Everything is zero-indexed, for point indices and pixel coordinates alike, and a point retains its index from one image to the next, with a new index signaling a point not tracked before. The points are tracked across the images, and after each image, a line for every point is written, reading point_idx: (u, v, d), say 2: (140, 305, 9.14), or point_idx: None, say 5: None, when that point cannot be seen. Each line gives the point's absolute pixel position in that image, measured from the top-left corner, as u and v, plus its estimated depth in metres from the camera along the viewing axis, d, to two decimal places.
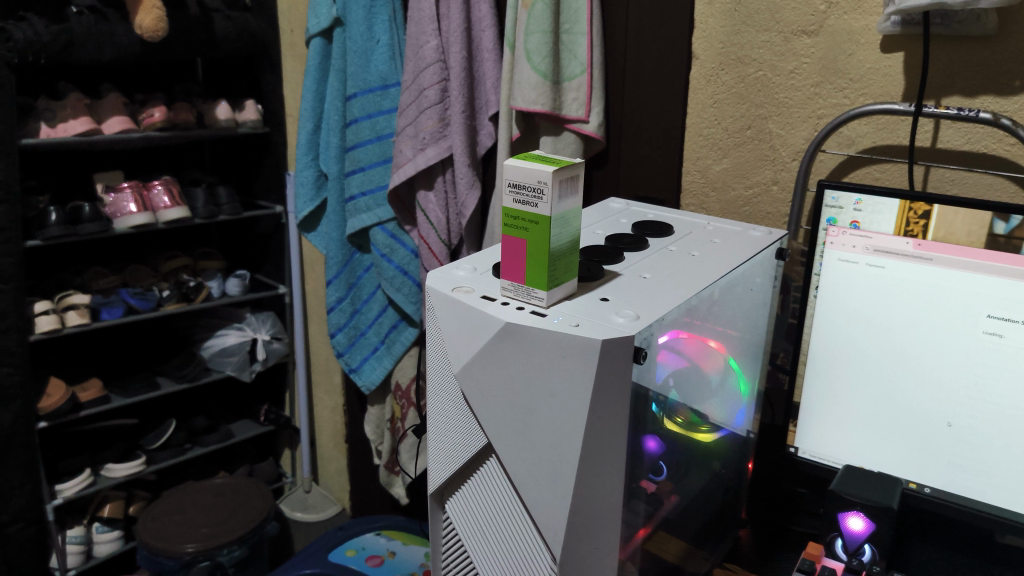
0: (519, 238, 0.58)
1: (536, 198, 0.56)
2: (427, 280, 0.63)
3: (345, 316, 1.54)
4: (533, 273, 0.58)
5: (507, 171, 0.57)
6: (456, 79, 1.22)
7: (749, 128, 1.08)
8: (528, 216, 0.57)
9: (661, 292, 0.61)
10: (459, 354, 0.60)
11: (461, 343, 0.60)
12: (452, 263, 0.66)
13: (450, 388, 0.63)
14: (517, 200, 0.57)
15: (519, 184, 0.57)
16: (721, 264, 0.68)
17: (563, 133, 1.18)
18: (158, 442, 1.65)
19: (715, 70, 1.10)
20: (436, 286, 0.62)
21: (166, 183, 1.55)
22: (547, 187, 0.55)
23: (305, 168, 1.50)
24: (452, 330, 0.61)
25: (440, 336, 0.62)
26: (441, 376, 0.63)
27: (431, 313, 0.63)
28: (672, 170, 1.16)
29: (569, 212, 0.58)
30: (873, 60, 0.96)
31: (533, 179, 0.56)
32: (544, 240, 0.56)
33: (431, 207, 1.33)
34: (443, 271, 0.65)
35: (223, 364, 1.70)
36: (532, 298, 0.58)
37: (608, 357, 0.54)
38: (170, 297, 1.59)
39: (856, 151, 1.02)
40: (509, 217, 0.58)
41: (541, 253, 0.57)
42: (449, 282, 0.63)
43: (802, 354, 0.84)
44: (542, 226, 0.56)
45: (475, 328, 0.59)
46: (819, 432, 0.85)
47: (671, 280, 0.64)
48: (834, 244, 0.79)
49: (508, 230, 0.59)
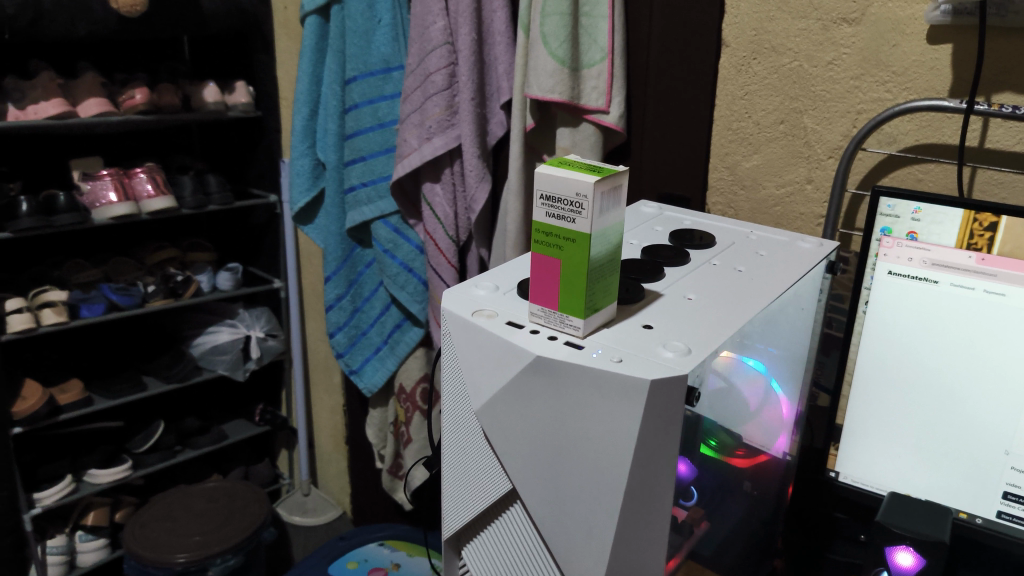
0: (552, 256, 0.51)
1: (574, 212, 0.48)
2: (442, 301, 0.56)
3: (344, 315, 1.46)
4: (569, 298, 0.50)
5: (540, 181, 0.49)
6: (466, 64, 1.13)
7: (782, 123, 1.01)
8: (564, 232, 0.49)
9: (710, 318, 0.54)
10: (480, 388, 0.53)
11: (483, 376, 0.53)
12: (471, 281, 0.59)
13: (469, 424, 0.56)
14: (550, 213, 0.49)
15: (554, 197, 0.49)
16: (773, 284, 0.60)
17: (582, 124, 1.11)
18: (145, 445, 1.59)
19: (746, 59, 1.01)
20: (455, 309, 0.55)
21: (150, 171, 1.47)
22: (588, 201, 0.47)
23: (301, 156, 1.41)
24: (472, 361, 0.53)
25: (459, 366, 0.55)
26: (458, 411, 0.56)
27: (448, 340, 0.56)
28: (698, 166, 1.09)
29: (610, 228, 0.50)
30: (919, 52, 0.88)
31: (571, 191, 0.48)
32: (582, 261, 0.49)
33: (438, 200, 1.25)
34: (462, 291, 0.58)
35: (214, 363, 1.63)
36: (567, 325, 0.51)
37: (655, 399, 0.47)
38: (156, 293, 1.52)
39: (898, 149, 0.92)
40: (539, 233, 0.51)
41: (579, 275, 0.49)
42: (469, 304, 0.56)
43: (847, 373, 0.75)
44: (581, 245, 0.49)
45: (499, 361, 0.52)
46: (864, 457, 0.76)
47: (720, 304, 0.56)
48: (888, 256, 0.70)
49: (539, 246, 0.51)
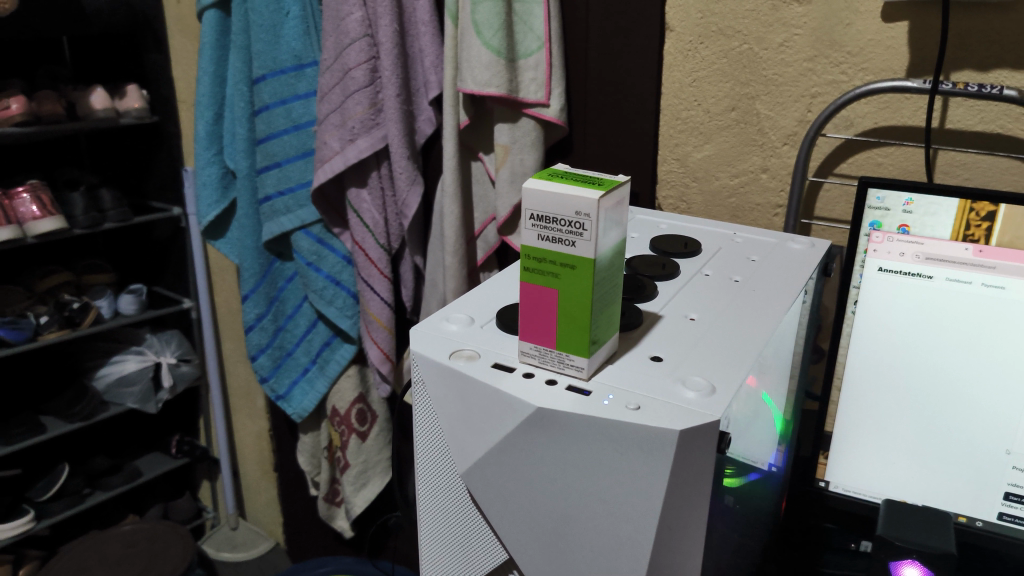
0: (546, 285, 0.43)
1: (574, 235, 0.40)
2: (410, 342, 0.48)
3: (266, 335, 1.33)
4: (570, 333, 0.43)
5: (529, 199, 0.41)
6: (388, 58, 1.03)
7: (733, 110, 0.95)
8: (562, 258, 0.42)
9: (724, 344, 0.47)
10: (466, 445, 0.45)
11: (469, 431, 0.45)
12: (441, 313, 0.51)
13: (453, 484, 0.47)
14: (543, 235, 0.42)
15: (547, 217, 0.41)
16: (780, 298, 0.53)
17: (521, 119, 1.00)
18: (48, 493, 1.42)
19: (692, 43, 0.95)
20: (427, 352, 0.46)
21: (34, 189, 1.30)
22: (591, 221, 0.40)
23: (208, 165, 1.27)
24: (454, 414, 0.45)
25: (437, 418, 0.46)
26: (439, 470, 0.48)
27: (421, 388, 0.47)
28: (647, 159, 1.01)
29: (613, 249, 0.43)
30: (874, 31, 0.83)
31: (568, 209, 0.40)
32: (585, 290, 0.41)
33: (366, 206, 1.14)
34: (431, 328, 0.49)
35: (122, 396, 1.48)
36: (569, 365, 0.43)
37: (684, 452, 0.40)
38: (49, 324, 1.35)
39: (856, 133, 0.87)
40: (530, 260, 0.43)
41: (583, 307, 0.42)
42: (443, 344, 0.47)
43: (834, 377, 0.71)
44: (583, 273, 0.41)
45: (488, 414, 0.44)
46: (855, 463, 0.72)
47: (728, 325, 0.49)
48: (878, 251, 0.67)
49: (529, 273, 0.43)
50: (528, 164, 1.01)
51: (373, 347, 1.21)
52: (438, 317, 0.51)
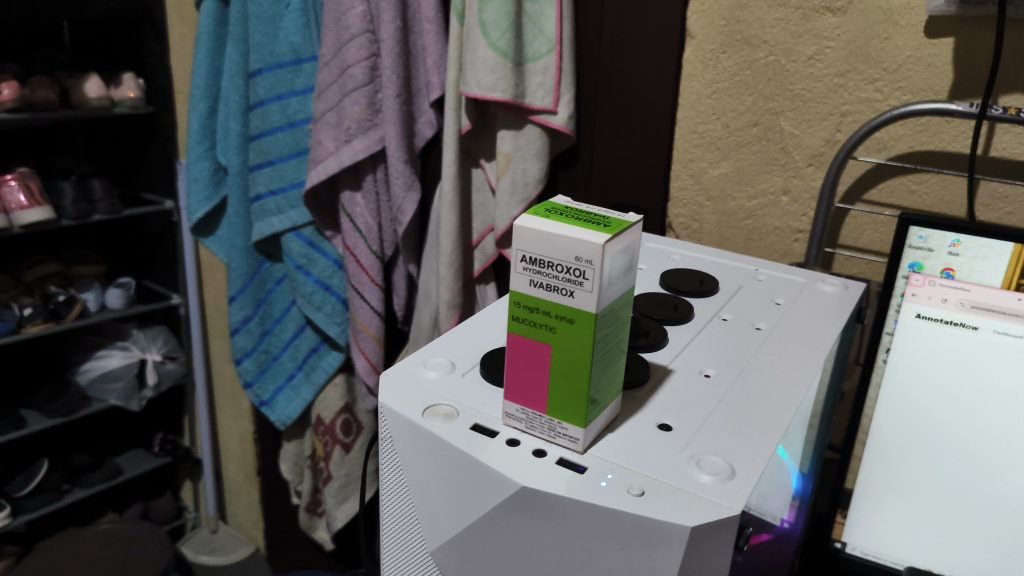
0: (538, 338, 0.36)
1: (573, 282, 0.34)
2: (379, 390, 0.41)
3: (251, 339, 1.26)
4: (567, 396, 0.36)
5: (521, 239, 0.35)
6: (390, 56, 0.96)
7: (755, 125, 0.87)
8: (558, 310, 0.35)
9: (745, 415, 0.41)
10: (439, 516, 0.39)
11: (443, 500, 0.38)
12: (417, 357, 0.44)
13: (418, 552, 0.41)
14: (536, 281, 0.35)
15: (541, 261, 0.35)
16: (806, 359, 0.47)
17: (525, 126, 0.93)
18: (27, 488, 1.31)
19: (714, 53, 0.87)
20: (395, 405, 0.39)
21: (22, 177, 1.19)
22: (593, 268, 0.33)
23: (199, 160, 1.18)
24: (426, 482, 0.39)
25: (406, 481, 0.40)
26: (404, 539, 0.42)
27: (388, 447, 0.40)
28: (658, 175, 0.93)
29: (618, 302, 0.37)
30: (914, 47, 0.76)
31: (567, 254, 0.34)
32: (585, 349, 0.35)
33: (359, 211, 1.08)
34: (406, 374, 0.42)
35: (106, 393, 1.37)
36: (564, 435, 0.37)
37: (697, 551, 0.33)
38: (33, 316, 1.24)
39: (889, 157, 0.80)
40: (521, 310, 0.36)
41: (582, 368, 0.36)
42: (416, 395, 0.40)
43: (860, 431, 0.65)
44: (582, 329, 0.35)
45: (464, 486, 0.37)
46: (878, 523, 0.65)
47: (752, 389, 0.44)
48: (917, 296, 0.61)
49: (517, 323, 0.37)
50: (531, 174, 0.93)
51: (361, 360, 1.15)
52: (414, 361, 0.44)
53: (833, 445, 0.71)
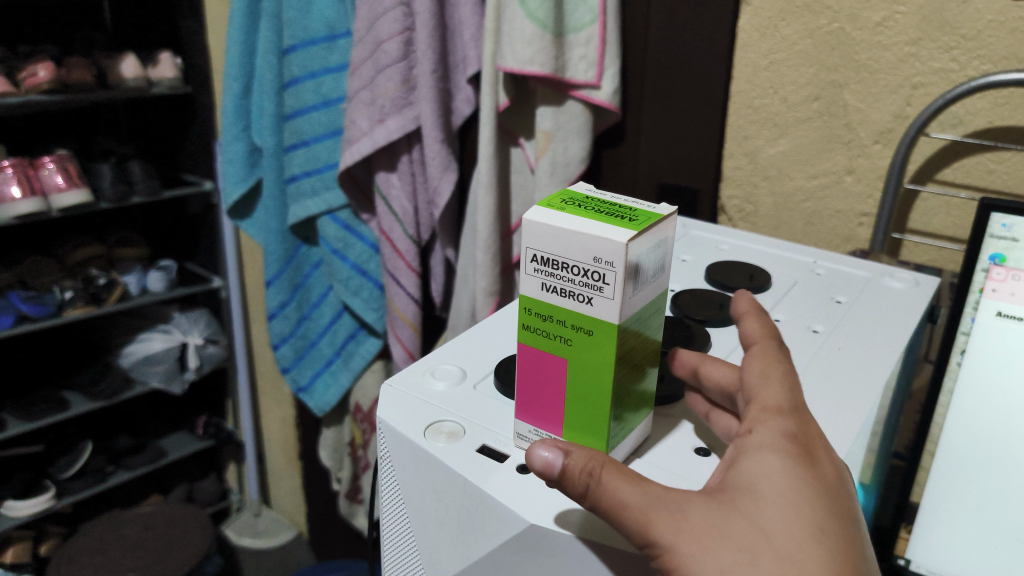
0: (553, 349, 0.38)
1: (594, 287, 0.35)
2: (381, 408, 0.47)
3: (289, 324, 1.22)
4: (585, 405, 0.38)
5: (535, 240, 0.35)
6: (424, 30, 0.91)
7: (815, 100, 0.79)
8: (579, 320, 0.36)
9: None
10: (446, 541, 0.44)
11: (449, 528, 0.44)
12: (427, 367, 0.50)
13: (410, 549, 0.47)
14: (548, 284, 0.36)
15: (556, 262, 0.35)
16: (860, 397, 0.47)
17: (566, 102, 0.87)
18: (72, 469, 1.33)
19: (772, 21, 0.79)
20: (403, 427, 0.45)
21: (61, 159, 1.19)
22: (613, 270, 0.34)
23: (234, 140, 1.15)
24: (427, 496, 0.44)
25: (416, 507, 0.45)
26: (402, 537, 0.48)
27: (390, 461, 0.46)
28: (708, 154, 0.86)
29: (645, 308, 0.37)
30: (996, 10, 0.67)
31: (585, 254, 0.34)
32: (607, 358, 0.36)
33: (395, 192, 1.03)
34: (418, 387, 0.48)
35: (148, 374, 1.36)
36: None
37: None
38: (74, 299, 1.24)
39: (966, 134, 0.72)
40: (542, 319, 0.38)
41: (601, 379, 0.37)
42: (425, 414, 0.46)
43: (928, 439, 0.58)
44: (601, 338, 0.36)
45: (471, 517, 0.42)
46: (945, 541, 0.59)
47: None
48: (997, 292, 0.55)
49: (529, 331, 0.38)
50: (573, 154, 0.87)
51: (398, 347, 1.11)
52: (424, 369, 0.50)
53: (896, 452, 0.65)
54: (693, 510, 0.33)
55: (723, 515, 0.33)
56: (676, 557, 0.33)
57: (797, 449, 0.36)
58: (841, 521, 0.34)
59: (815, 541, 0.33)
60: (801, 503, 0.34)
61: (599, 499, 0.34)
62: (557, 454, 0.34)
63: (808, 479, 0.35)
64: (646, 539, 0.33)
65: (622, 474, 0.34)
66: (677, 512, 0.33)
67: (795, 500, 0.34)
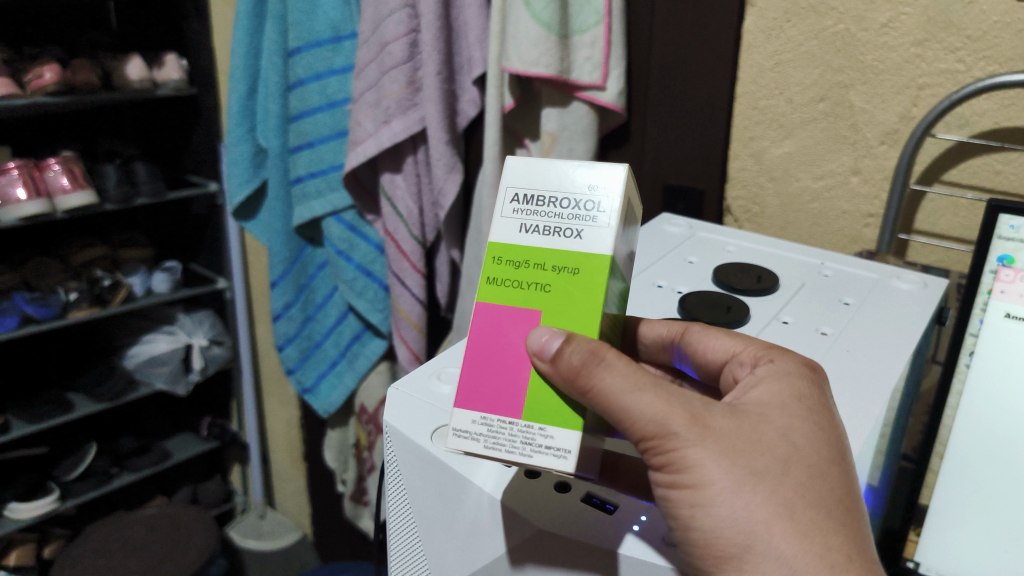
0: (521, 299, 0.38)
1: (584, 218, 0.38)
2: (387, 413, 0.47)
3: (293, 325, 1.23)
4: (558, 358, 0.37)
5: (524, 179, 0.40)
6: (429, 31, 0.91)
7: (821, 101, 0.79)
8: (562, 259, 0.38)
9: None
10: (452, 544, 0.44)
11: (455, 530, 0.44)
12: (434, 369, 0.50)
13: (416, 551, 0.48)
14: (527, 223, 0.39)
15: (541, 200, 0.39)
16: (872, 398, 0.47)
17: (571, 103, 0.86)
18: (76, 471, 1.35)
19: (777, 21, 0.79)
20: (409, 430, 0.45)
21: (66, 160, 1.19)
22: (609, 194, 0.38)
23: (239, 142, 1.15)
24: (432, 498, 0.45)
25: (423, 510, 0.46)
26: (408, 538, 0.48)
27: (397, 464, 0.47)
28: (714, 155, 0.86)
29: (617, 275, 0.40)
30: (1001, 11, 0.67)
31: (578, 186, 0.39)
32: (592, 295, 0.37)
33: (400, 194, 1.03)
34: (425, 390, 0.49)
35: (151, 376, 1.37)
36: (548, 448, 0.36)
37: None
38: (79, 300, 1.25)
39: (972, 136, 0.71)
40: (520, 265, 0.39)
41: (583, 320, 0.37)
42: (432, 418, 0.46)
43: (937, 440, 0.59)
44: (587, 274, 0.37)
45: (479, 522, 0.42)
46: (954, 544, 0.59)
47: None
48: (1006, 293, 0.55)
49: (495, 283, 0.39)
50: (578, 155, 0.87)
51: (403, 348, 1.11)
52: (430, 372, 0.51)
53: (903, 454, 0.65)
54: (716, 419, 0.37)
55: (745, 429, 0.37)
56: (693, 459, 0.36)
57: (812, 380, 0.41)
58: (846, 450, 0.39)
59: (831, 463, 0.38)
60: (819, 431, 0.39)
61: (598, 390, 0.35)
62: (555, 339, 0.35)
63: (822, 407, 0.40)
64: (662, 436, 0.36)
65: (628, 370, 0.36)
66: (696, 417, 0.37)
67: (812, 426, 0.39)
